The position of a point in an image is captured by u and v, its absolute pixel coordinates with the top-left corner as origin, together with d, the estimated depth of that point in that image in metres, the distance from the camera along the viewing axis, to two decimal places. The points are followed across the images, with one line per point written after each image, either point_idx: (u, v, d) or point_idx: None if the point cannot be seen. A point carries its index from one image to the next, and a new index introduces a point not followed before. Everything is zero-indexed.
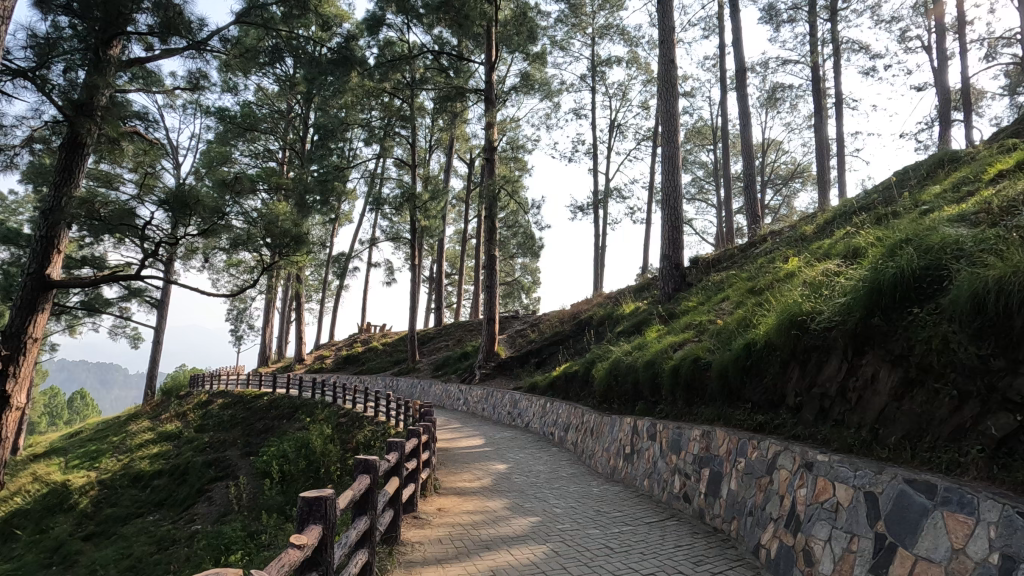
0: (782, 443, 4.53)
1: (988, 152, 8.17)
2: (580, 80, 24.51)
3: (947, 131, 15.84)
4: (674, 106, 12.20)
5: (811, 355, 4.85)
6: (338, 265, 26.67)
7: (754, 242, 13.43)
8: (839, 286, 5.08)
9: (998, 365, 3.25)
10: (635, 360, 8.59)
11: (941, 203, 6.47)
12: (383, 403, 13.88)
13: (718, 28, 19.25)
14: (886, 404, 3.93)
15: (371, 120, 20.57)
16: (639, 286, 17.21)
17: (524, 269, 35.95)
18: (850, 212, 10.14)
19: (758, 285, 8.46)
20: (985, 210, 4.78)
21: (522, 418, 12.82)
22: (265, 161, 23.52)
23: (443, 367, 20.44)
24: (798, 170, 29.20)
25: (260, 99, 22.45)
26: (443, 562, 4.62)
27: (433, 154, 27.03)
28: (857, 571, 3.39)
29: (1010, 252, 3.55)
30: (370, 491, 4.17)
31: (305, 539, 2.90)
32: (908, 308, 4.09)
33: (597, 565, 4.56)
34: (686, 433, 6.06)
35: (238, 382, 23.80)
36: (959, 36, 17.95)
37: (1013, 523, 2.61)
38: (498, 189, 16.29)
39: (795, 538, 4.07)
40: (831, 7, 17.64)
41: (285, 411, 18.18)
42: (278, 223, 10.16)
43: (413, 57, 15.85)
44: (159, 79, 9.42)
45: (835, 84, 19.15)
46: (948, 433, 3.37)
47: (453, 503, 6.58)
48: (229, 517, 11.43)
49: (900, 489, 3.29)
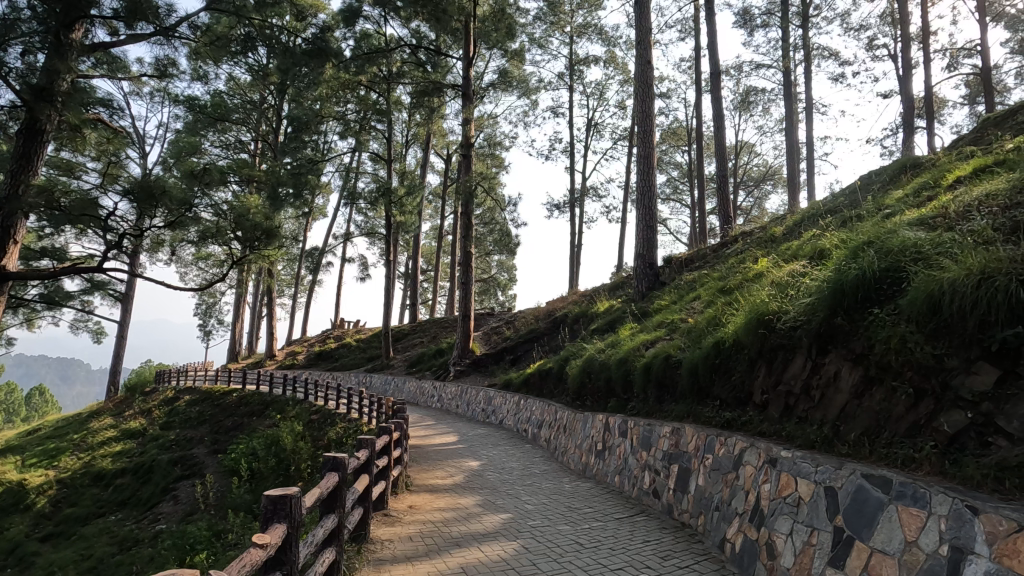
0: (748, 440, 4.62)
1: (947, 159, 8.48)
2: (558, 78, 24.54)
3: (911, 137, 16.36)
4: (650, 107, 12.36)
5: (777, 354, 4.97)
6: (311, 260, 26.22)
7: (726, 243, 13.70)
8: (804, 286, 5.22)
9: (951, 364, 3.40)
10: (608, 358, 8.67)
11: (902, 207, 6.69)
12: (356, 400, 13.70)
13: (694, 30, 19.51)
14: (847, 402, 4.04)
15: (347, 113, 20.29)
16: (613, 285, 17.32)
17: (501, 267, 35.93)
18: (817, 214, 10.42)
19: (729, 284, 8.61)
20: (943, 213, 4.98)
21: (496, 415, 12.84)
22: (236, 152, 23.00)
23: (417, 364, 20.27)
24: (769, 171, 29.80)
25: (232, 89, 21.92)
26: (413, 560, 4.59)
27: (409, 149, 26.77)
28: (816, 565, 3.49)
29: (966, 255, 3.70)
30: (339, 489, 4.11)
31: (268, 538, 2.84)
32: (868, 309, 4.23)
33: (566, 561, 4.60)
34: (657, 430, 6.15)
35: (207, 378, 23.25)
36: (924, 46, 18.56)
37: (962, 516, 2.71)
38: (474, 185, 16.20)
39: (758, 532, 4.17)
40: (803, 14, 18.10)
41: (255, 408, 17.84)
42: (249, 217, 9.97)
43: (390, 50, 15.62)
44: (125, 66, 9.11)
45: (806, 89, 19.59)
46: (904, 430, 3.49)
47: (425, 500, 6.54)
48: (195, 516, 11.14)
49: (858, 484, 3.39)
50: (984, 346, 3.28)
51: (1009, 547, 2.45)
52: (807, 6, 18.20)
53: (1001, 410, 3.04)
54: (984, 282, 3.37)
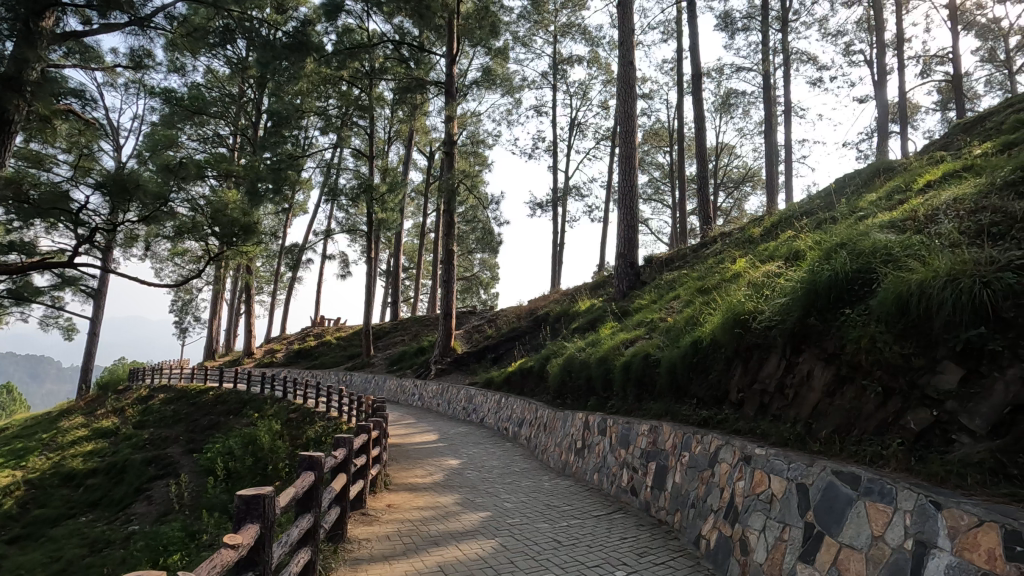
0: (723, 437, 4.69)
1: (918, 164, 8.68)
2: (541, 77, 24.57)
3: (885, 141, 16.74)
4: (632, 108, 12.44)
5: (753, 353, 5.06)
6: (290, 256, 25.87)
7: (706, 243, 13.88)
8: (779, 287, 5.32)
9: (918, 364, 3.49)
10: (588, 357, 8.74)
11: (875, 210, 6.84)
12: (336, 399, 13.58)
13: (677, 32, 19.68)
14: (819, 400, 4.11)
15: (329, 108, 20.07)
16: (594, 284, 17.41)
17: (483, 265, 35.87)
18: (794, 216, 10.61)
19: (707, 284, 8.72)
20: (911, 217, 5.11)
21: (476, 413, 12.86)
22: (214, 146, 22.59)
23: (399, 362, 20.15)
24: (749, 173, 30.20)
25: (211, 82, 21.53)
26: (390, 559, 4.57)
27: (392, 146, 26.55)
28: (787, 560, 3.56)
29: (933, 257, 3.81)
30: (315, 488, 4.06)
31: (241, 539, 2.81)
32: (840, 309, 4.33)
33: (544, 559, 4.62)
34: (635, 428, 6.20)
35: (183, 375, 22.83)
36: (898, 53, 19.02)
37: (926, 511, 2.79)
38: (457, 183, 16.12)
39: (732, 529, 4.23)
40: (782, 18, 18.39)
41: (232, 406, 17.56)
42: (226, 211, 9.92)
43: (373, 46, 15.44)
44: (98, 55, 8.90)
45: (785, 93, 19.89)
46: (873, 427, 3.57)
47: (404, 499, 6.52)
48: (169, 517, 10.95)
49: (828, 481, 3.47)
50: (948, 346, 3.39)
51: (970, 540, 2.53)
52: (787, 11, 18.49)
53: (965, 408, 3.13)
54: (949, 284, 3.47)
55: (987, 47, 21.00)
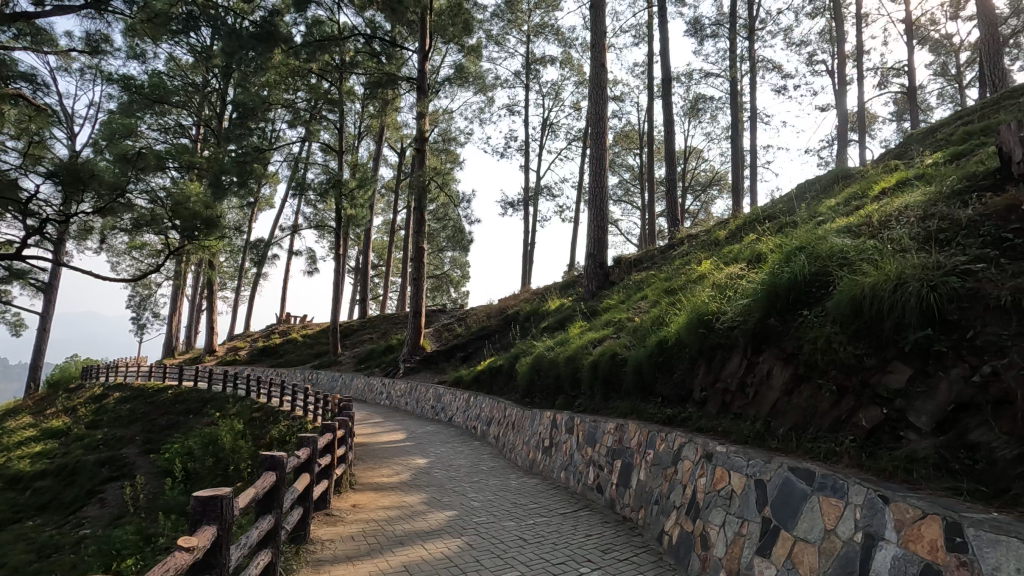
0: (686, 435, 4.79)
1: (874, 172, 9.03)
2: (515, 76, 24.56)
3: (845, 149, 17.34)
4: (603, 110, 12.56)
5: (716, 353, 5.17)
6: (255, 252, 25.23)
7: (673, 245, 14.12)
8: (741, 289, 5.47)
9: (870, 363, 3.62)
10: (556, 356, 8.81)
11: (834, 215, 7.08)
12: (301, 397, 13.33)
13: (648, 37, 19.96)
14: (778, 399, 4.23)
15: (297, 100, 19.66)
16: (565, 284, 17.54)
17: (454, 263, 35.69)
18: (758, 220, 10.90)
19: (674, 285, 8.89)
20: (867, 223, 5.31)
21: (444, 412, 12.81)
22: (176, 137, 21.87)
23: (366, 360, 19.90)
24: (716, 177, 30.86)
25: (173, 70, 20.85)
26: (354, 560, 4.51)
27: (362, 141, 26.17)
28: (745, 555, 3.66)
29: (885, 261, 3.97)
30: (277, 488, 3.98)
31: (195, 541, 2.73)
32: (798, 310, 4.48)
33: (509, 557, 4.63)
34: (602, 426, 6.27)
35: (140, 373, 22.04)
36: (858, 64, 19.72)
37: (875, 505, 2.91)
38: (428, 180, 16.00)
39: (694, 524, 4.33)
40: (749, 26, 18.85)
41: (192, 405, 17.04)
42: (188, 205, 9.65)
43: (344, 39, 15.17)
44: (50, 38, 8.56)
45: (751, 99, 20.40)
46: (828, 425, 3.69)
47: (369, 498, 6.45)
48: (123, 520, 10.56)
49: (785, 477, 3.57)
50: (898, 347, 3.54)
51: (914, 533, 2.65)
52: (754, 20, 18.95)
53: (912, 406, 3.27)
54: (899, 287, 3.62)
55: (940, 62, 21.98)
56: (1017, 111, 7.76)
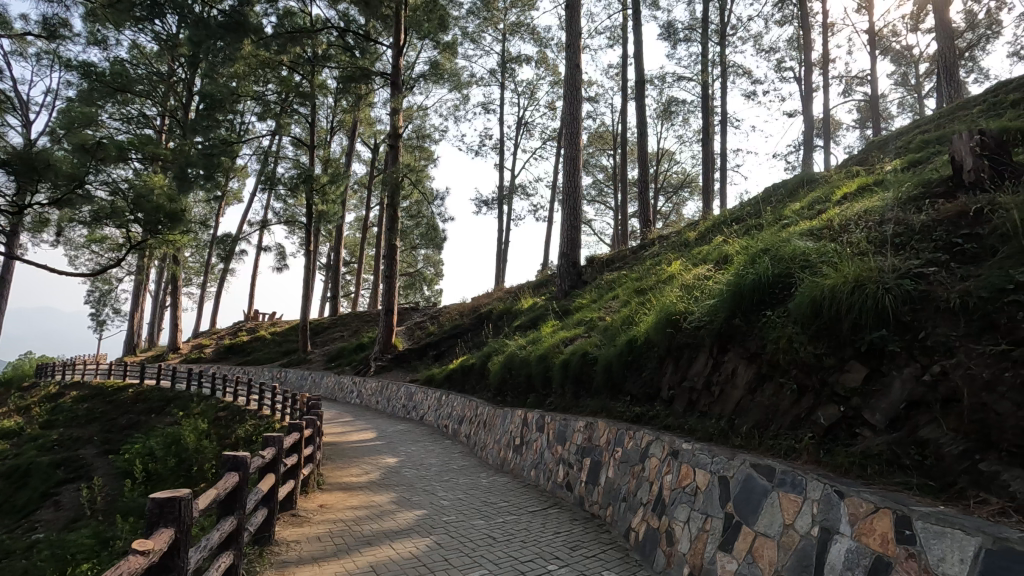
0: (654, 433, 4.86)
1: (837, 178, 9.32)
2: (490, 74, 24.51)
3: (810, 154, 17.82)
4: (578, 110, 12.65)
5: (683, 352, 5.27)
6: (221, 248, 24.52)
7: (645, 245, 14.31)
8: (708, 289, 5.59)
9: (828, 363, 3.74)
10: (528, 355, 8.85)
11: (798, 218, 7.27)
12: (269, 396, 13.07)
13: (622, 39, 20.13)
14: (742, 397, 4.33)
15: (267, 93, 19.26)
16: (538, 282, 17.60)
17: (427, 261, 35.47)
18: (725, 222, 11.14)
19: (644, 285, 9.02)
20: (828, 226, 5.48)
21: (416, 411, 12.74)
22: (139, 127, 21.14)
23: (337, 358, 19.64)
24: (687, 179, 31.39)
25: (136, 58, 20.16)
26: (320, 560, 4.45)
27: (335, 136, 25.75)
28: (708, 549, 3.74)
29: (844, 263, 4.10)
30: (239, 489, 3.89)
31: (151, 544, 2.65)
32: (762, 311, 4.61)
33: (478, 555, 4.63)
34: (572, 424, 6.32)
35: (99, 371, 21.26)
36: (824, 72, 20.30)
37: (830, 500, 3.00)
38: (402, 177, 15.80)
39: (659, 521, 4.40)
40: (721, 32, 19.21)
41: (154, 405, 16.52)
42: (150, 198, 9.53)
43: (317, 32, 14.84)
44: (3, 20, 8.19)
45: (722, 104, 20.80)
46: (789, 423, 3.79)
47: (337, 499, 6.35)
48: (80, 523, 10.19)
49: (746, 474, 3.66)
50: (855, 346, 3.66)
51: (867, 526, 2.75)
52: (725, 25, 19.32)
53: (867, 404, 3.39)
54: (857, 289, 3.74)
55: (900, 72, 22.83)
56: (970, 121, 8.08)
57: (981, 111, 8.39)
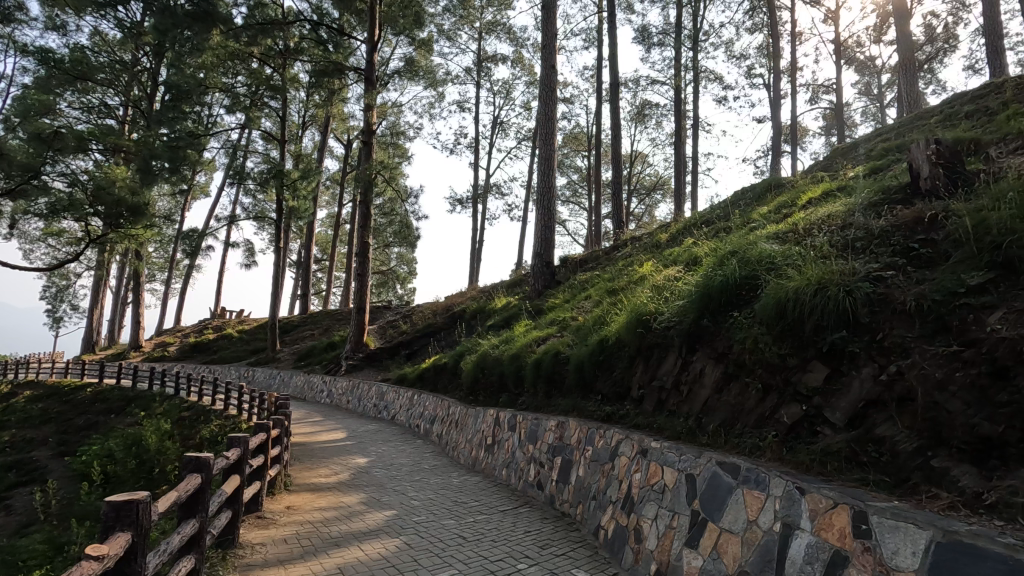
0: (624, 432, 4.91)
1: (803, 183, 9.56)
2: (465, 73, 24.45)
3: (778, 159, 18.28)
4: (552, 111, 12.70)
5: (653, 351, 5.35)
6: (186, 243, 23.82)
7: (617, 246, 14.46)
8: (678, 290, 5.69)
9: (792, 363, 3.85)
10: (501, 354, 8.86)
11: (765, 221, 7.45)
12: (235, 395, 12.77)
13: (598, 41, 20.30)
14: (709, 396, 4.42)
15: (236, 85, 18.80)
16: (512, 282, 17.62)
17: (400, 260, 35.14)
18: (696, 224, 11.34)
19: (616, 285, 9.13)
20: (793, 230, 5.63)
21: (387, 411, 12.61)
22: (100, 117, 20.43)
23: (307, 357, 19.32)
24: (659, 182, 31.85)
25: (97, 45, 19.45)
26: (286, 563, 4.37)
27: (306, 131, 25.33)
28: (675, 546, 3.80)
29: (808, 266, 4.22)
30: (202, 491, 3.78)
31: (106, 549, 2.56)
32: (729, 312, 4.70)
33: (448, 555, 4.60)
34: (543, 424, 6.34)
35: (55, 370, 20.44)
36: (791, 80, 20.84)
37: (793, 496, 3.08)
38: (375, 173, 15.59)
39: (628, 518, 4.45)
40: (694, 37, 19.54)
41: (114, 405, 15.97)
42: (110, 191, 10.19)
43: (289, 24, 14.50)
44: None
45: (694, 108, 21.18)
46: (754, 421, 3.88)
47: (305, 500, 6.24)
48: (32, 528, 9.78)
49: (713, 471, 3.73)
50: (817, 347, 3.77)
51: (826, 521, 2.83)
52: (698, 31, 19.66)
53: (828, 403, 3.49)
54: (819, 292, 3.85)
55: (864, 81, 23.62)
56: (928, 131, 8.39)
57: (938, 122, 8.72)
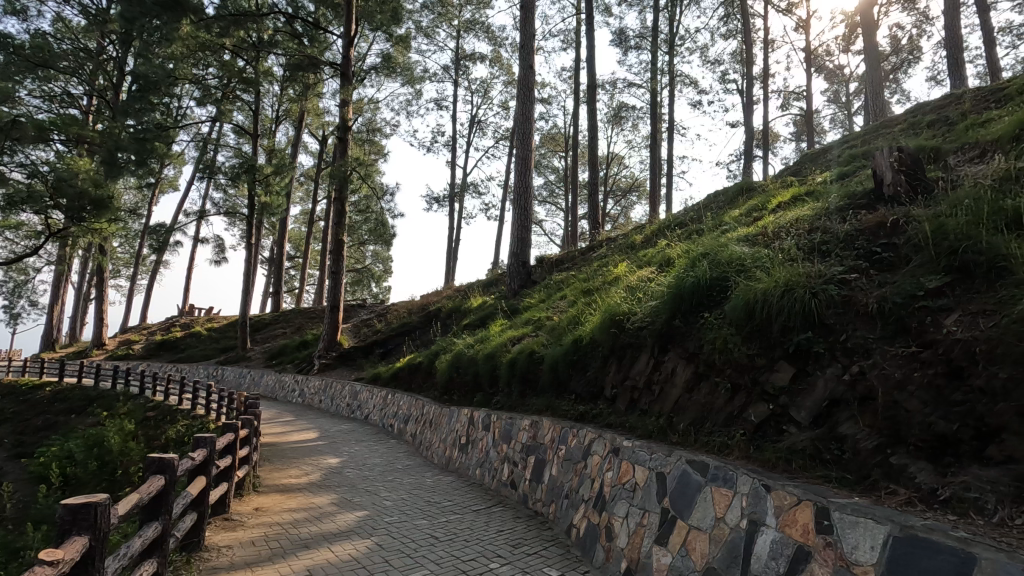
0: (596, 431, 4.95)
1: (772, 187, 9.76)
2: (443, 71, 24.33)
3: (750, 163, 18.64)
4: (530, 111, 12.72)
5: (626, 351, 5.41)
6: (153, 238, 23.12)
7: (593, 247, 14.56)
8: (651, 291, 5.76)
9: (760, 363, 3.94)
10: (475, 354, 8.84)
11: (737, 224, 7.59)
12: (203, 394, 12.46)
13: (575, 43, 20.42)
14: (680, 395, 4.48)
15: (207, 76, 18.34)
16: (488, 281, 17.59)
17: (376, 258, 34.78)
18: (670, 226, 11.49)
19: (591, 286, 9.19)
20: (762, 233, 5.75)
21: (360, 411, 12.45)
22: (63, 107, 19.73)
23: (278, 356, 18.97)
24: (635, 183, 32.20)
25: (60, 32, 18.77)
26: (253, 565, 4.29)
27: (280, 125, 24.87)
28: (645, 544, 3.85)
29: (776, 268, 4.32)
30: (165, 493, 3.68)
31: (60, 554, 2.47)
32: (700, 313, 4.79)
33: (420, 556, 4.57)
34: (517, 423, 6.36)
35: (11, 368, 19.65)
36: (764, 86, 21.29)
37: (759, 493, 3.14)
38: (350, 170, 15.38)
39: (600, 516, 4.49)
40: (670, 42, 19.80)
41: (75, 404, 15.45)
42: (73, 183, 9.93)
43: (263, 16, 14.19)
44: None
45: (670, 112, 21.46)
46: (722, 420, 3.95)
47: (274, 501, 6.12)
48: None
49: (682, 469, 3.78)
50: (784, 348, 3.87)
51: (790, 517, 2.90)
52: (674, 35, 19.93)
53: (794, 402, 3.58)
54: (786, 294, 3.95)
55: (832, 89, 24.27)
56: (892, 139, 8.66)
57: (901, 130, 9.00)
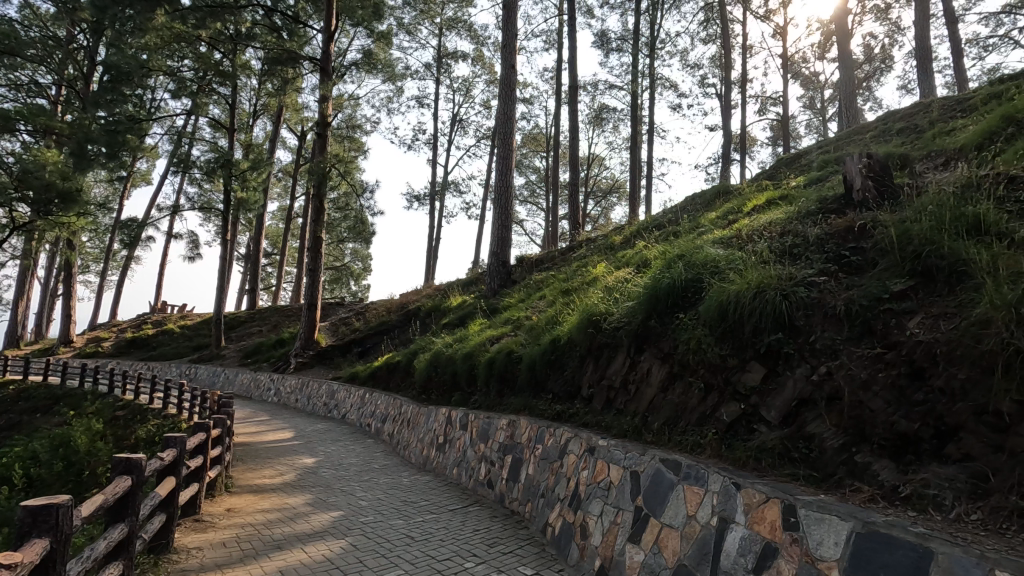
0: (573, 431, 4.98)
1: (748, 191, 9.95)
2: (425, 68, 24.20)
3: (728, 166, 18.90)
4: (511, 111, 12.72)
5: (603, 351, 5.46)
6: (124, 234, 22.52)
7: (573, 247, 14.64)
8: (628, 292, 5.83)
9: (732, 363, 4.01)
10: (454, 353, 8.81)
11: (713, 226, 7.69)
12: (175, 393, 12.19)
13: (557, 44, 20.50)
14: (655, 395, 4.54)
15: (182, 69, 17.94)
16: (467, 281, 17.54)
17: (355, 256, 34.40)
18: (648, 227, 11.60)
19: (570, 286, 9.23)
20: (737, 236, 5.85)
21: (337, 410, 12.31)
22: (30, 96, 19.12)
23: (254, 354, 18.65)
24: (616, 185, 32.42)
25: (27, 19, 18.18)
26: (223, 566, 4.22)
27: (257, 120, 24.46)
28: (619, 542, 3.89)
29: (749, 270, 4.40)
30: (132, 494, 3.60)
31: (19, 557, 2.39)
32: (675, 313, 4.86)
33: (394, 556, 4.55)
34: (494, 422, 6.36)
35: None
36: (742, 90, 21.63)
37: (729, 491, 3.20)
38: (329, 167, 15.20)
39: (575, 515, 4.52)
40: (651, 45, 20.00)
41: (40, 403, 14.98)
42: (39, 175, 9.69)
43: (240, 7, 13.92)
44: None
45: (650, 114, 21.67)
46: (695, 419, 4.02)
47: (247, 502, 6.03)
48: None
49: (656, 468, 3.83)
50: (756, 348, 3.94)
51: (759, 515, 2.96)
52: (655, 38, 20.12)
53: (764, 402, 3.65)
54: (758, 296, 4.03)
55: (808, 95, 24.75)
56: (863, 145, 8.87)
57: (873, 137, 9.23)
